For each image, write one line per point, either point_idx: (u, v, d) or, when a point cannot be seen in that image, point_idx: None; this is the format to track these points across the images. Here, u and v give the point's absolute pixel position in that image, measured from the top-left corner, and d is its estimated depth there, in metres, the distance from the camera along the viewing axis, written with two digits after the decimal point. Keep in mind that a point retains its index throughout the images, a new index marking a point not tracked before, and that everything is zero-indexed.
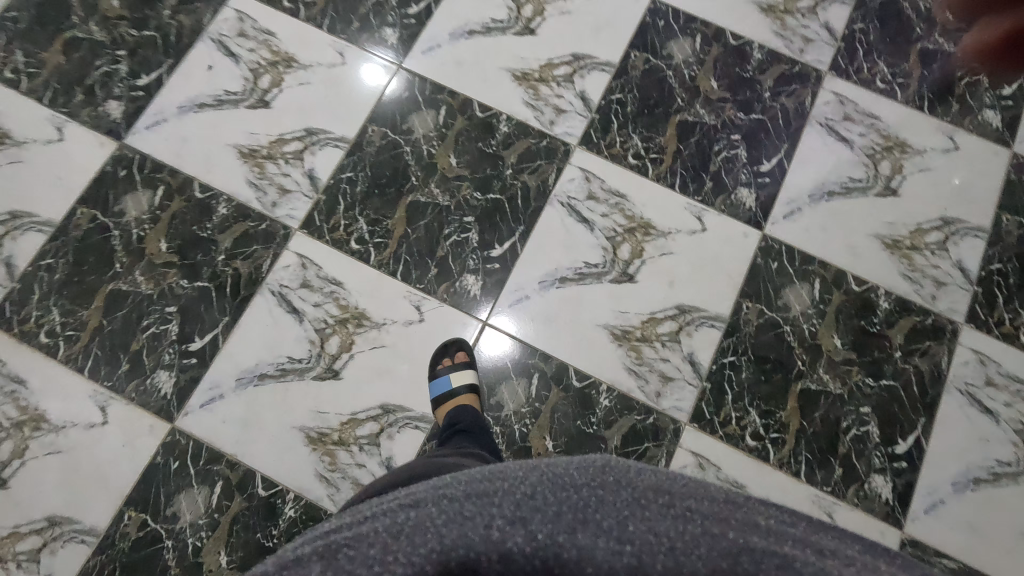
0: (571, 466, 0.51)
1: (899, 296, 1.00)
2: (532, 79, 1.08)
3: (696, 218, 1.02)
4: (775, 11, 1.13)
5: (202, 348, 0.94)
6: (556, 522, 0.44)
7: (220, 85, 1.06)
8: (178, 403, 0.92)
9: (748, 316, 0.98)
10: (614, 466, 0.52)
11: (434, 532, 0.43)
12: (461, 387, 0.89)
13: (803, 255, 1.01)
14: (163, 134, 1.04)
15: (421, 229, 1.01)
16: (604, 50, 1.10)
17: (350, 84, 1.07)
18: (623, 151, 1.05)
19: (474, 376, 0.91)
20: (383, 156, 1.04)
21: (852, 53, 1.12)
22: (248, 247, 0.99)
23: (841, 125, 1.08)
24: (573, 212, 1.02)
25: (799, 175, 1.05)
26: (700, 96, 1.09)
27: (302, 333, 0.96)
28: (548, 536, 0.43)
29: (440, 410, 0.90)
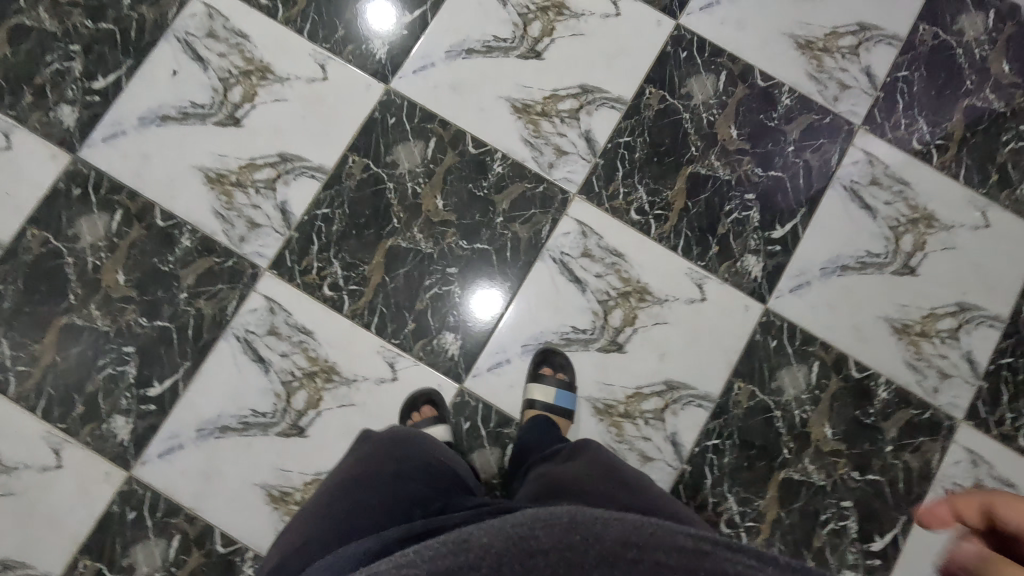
0: (535, 525, 0.48)
1: (900, 386, 0.94)
2: (533, 112, 0.98)
3: (695, 286, 0.95)
4: (812, 50, 1.02)
5: (161, 395, 0.90)
6: None
7: (187, 95, 0.96)
8: (135, 450, 0.88)
9: (739, 397, 0.93)
10: (580, 518, 0.49)
11: None
12: None
13: (804, 334, 0.95)
14: (121, 149, 0.94)
15: (400, 278, 0.94)
16: (616, 83, 0.99)
17: (331, 104, 0.96)
18: (625, 205, 0.97)
19: (444, 431, 0.87)
20: (363, 192, 0.95)
21: (890, 106, 1.01)
22: (212, 285, 0.92)
23: (866, 190, 0.99)
24: (566, 271, 0.95)
25: (813, 244, 0.97)
26: (717, 145, 0.99)
27: (268, 385, 0.91)
28: None
29: None
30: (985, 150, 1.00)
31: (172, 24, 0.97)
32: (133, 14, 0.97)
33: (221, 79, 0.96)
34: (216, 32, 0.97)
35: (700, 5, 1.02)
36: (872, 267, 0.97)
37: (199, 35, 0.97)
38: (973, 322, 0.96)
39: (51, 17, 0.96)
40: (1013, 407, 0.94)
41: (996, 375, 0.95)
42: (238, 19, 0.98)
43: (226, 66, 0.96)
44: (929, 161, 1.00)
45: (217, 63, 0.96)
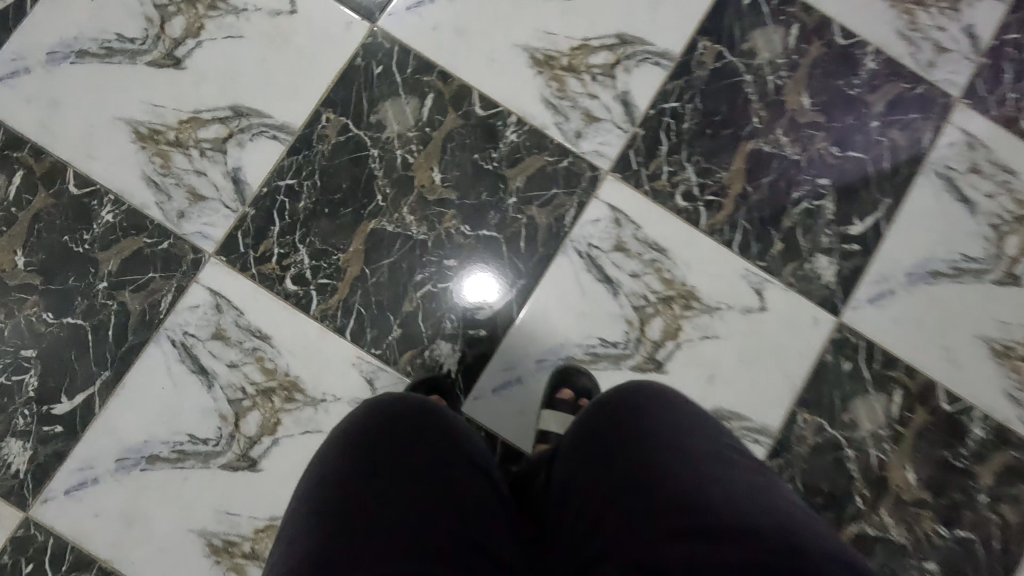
0: None
1: (998, 423, 0.77)
2: (557, 66, 0.77)
3: (753, 291, 0.76)
4: (903, 3, 0.82)
5: (69, 414, 0.69)
6: None
7: (111, 26, 0.74)
8: (35, 484, 0.68)
9: (803, 432, 0.75)
10: None
11: None
12: None
13: (884, 356, 0.77)
14: (24, 93, 0.72)
15: (384, 271, 0.74)
16: (662, 34, 0.79)
17: (300, 45, 0.75)
18: (670, 187, 0.77)
19: None
20: (340, 159, 0.74)
21: (996, 76, 0.82)
22: (141, 274, 0.71)
23: (963, 179, 0.80)
24: (593, 268, 0.75)
25: (898, 244, 0.78)
26: (785, 116, 0.79)
27: (211, 404, 0.71)
28: None
29: None
30: None
31: None
32: None
33: (157, 8, 0.75)
34: None
35: None
36: (969, 275, 0.79)
37: None
38: None
39: None
40: None
41: None
42: None
43: None
44: None
45: None
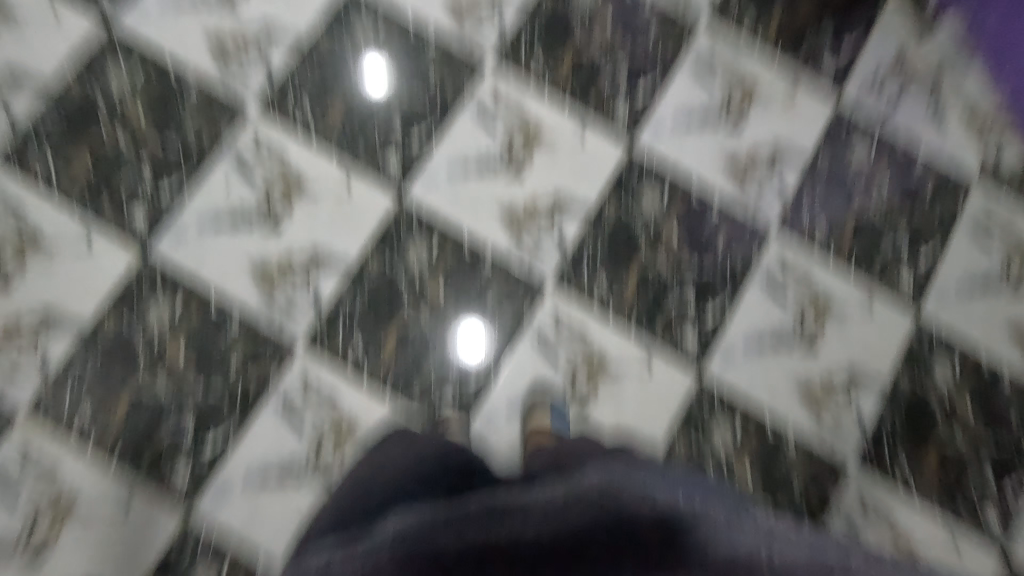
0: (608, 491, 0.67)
1: (804, 439, 1.20)
2: (516, 218, 1.23)
3: (645, 358, 1.20)
4: (737, 169, 1.29)
5: (214, 450, 1.11)
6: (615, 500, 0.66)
7: (237, 203, 1.18)
8: (193, 496, 1.09)
9: (678, 449, 1.18)
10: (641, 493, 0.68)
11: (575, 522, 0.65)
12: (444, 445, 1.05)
13: (730, 398, 1.20)
14: (182, 248, 1.16)
15: (409, 352, 1.17)
16: (583, 196, 1.25)
17: (354, 211, 1.20)
18: (590, 294, 1.21)
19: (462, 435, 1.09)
20: (380, 283, 1.18)
21: (797, 215, 1.29)
22: (257, 360, 1.14)
23: (778, 282, 1.26)
24: (542, 347, 1.19)
25: (736, 325, 1.23)
26: (662, 245, 1.25)
27: (302, 441, 1.12)
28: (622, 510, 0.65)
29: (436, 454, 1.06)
30: (871, 251, 1.28)
31: (225, 146, 1.19)
32: (194, 137, 1.19)
33: (265, 191, 1.19)
34: (261, 151, 1.20)
35: (649, 132, 1.28)
36: (783, 343, 1.23)
37: (246, 154, 1.20)
38: (861, 387, 1.23)
39: (125, 138, 1.18)
40: (891, 453, 1.21)
41: (877, 430, 1.22)
42: (279, 140, 1.21)
43: (270, 180, 1.19)
44: (828, 259, 1.27)
45: (262, 177, 1.19)
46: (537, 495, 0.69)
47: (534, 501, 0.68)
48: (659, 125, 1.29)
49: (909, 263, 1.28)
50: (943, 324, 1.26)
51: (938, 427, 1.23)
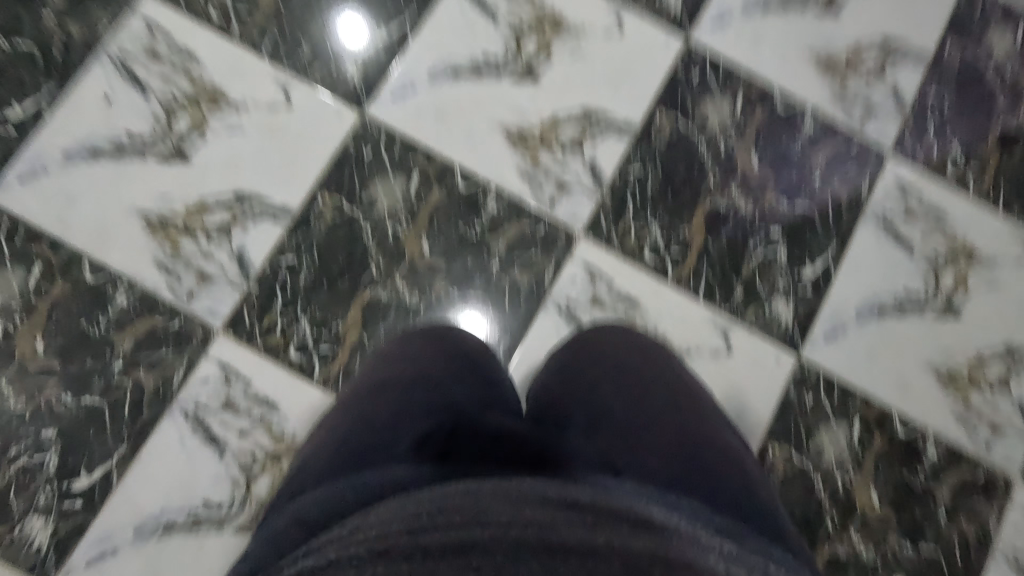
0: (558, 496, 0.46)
1: (949, 444, 0.84)
2: (530, 141, 0.86)
3: (720, 335, 0.84)
4: (835, 69, 0.92)
5: (88, 487, 0.73)
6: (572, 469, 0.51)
7: (122, 125, 0.81)
8: (56, 559, 0.72)
9: (773, 463, 0.82)
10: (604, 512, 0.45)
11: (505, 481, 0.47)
12: None
13: (843, 388, 0.84)
14: (40, 190, 0.79)
15: (380, 337, 0.80)
16: (623, 108, 0.88)
17: (296, 135, 0.83)
18: (638, 245, 0.85)
19: None
20: (335, 236, 0.81)
21: (921, 130, 0.92)
22: (154, 352, 0.77)
23: (901, 224, 0.89)
24: (572, 322, 0.82)
25: (847, 285, 0.87)
26: (737, 175, 0.88)
27: (223, 471, 0.75)
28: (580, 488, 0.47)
29: None
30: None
31: (104, 43, 0.82)
32: (56, 30, 0.82)
33: (164, 106, 0.82)
34: (157, 51, 0.83)
35: (712, 20, 0.91)
36: (912, 310, 0.87)
37: (137, 54, 0.83)
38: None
39: None
40: None
41: None
42: (183, 35, 0.84)
43: (170, 91, 0.82)
44: (966, 190, 0.91)
45: (159, 87, 0.82)
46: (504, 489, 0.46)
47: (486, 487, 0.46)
48: (725, 11, 0.92)
49: None
50: None
51: None
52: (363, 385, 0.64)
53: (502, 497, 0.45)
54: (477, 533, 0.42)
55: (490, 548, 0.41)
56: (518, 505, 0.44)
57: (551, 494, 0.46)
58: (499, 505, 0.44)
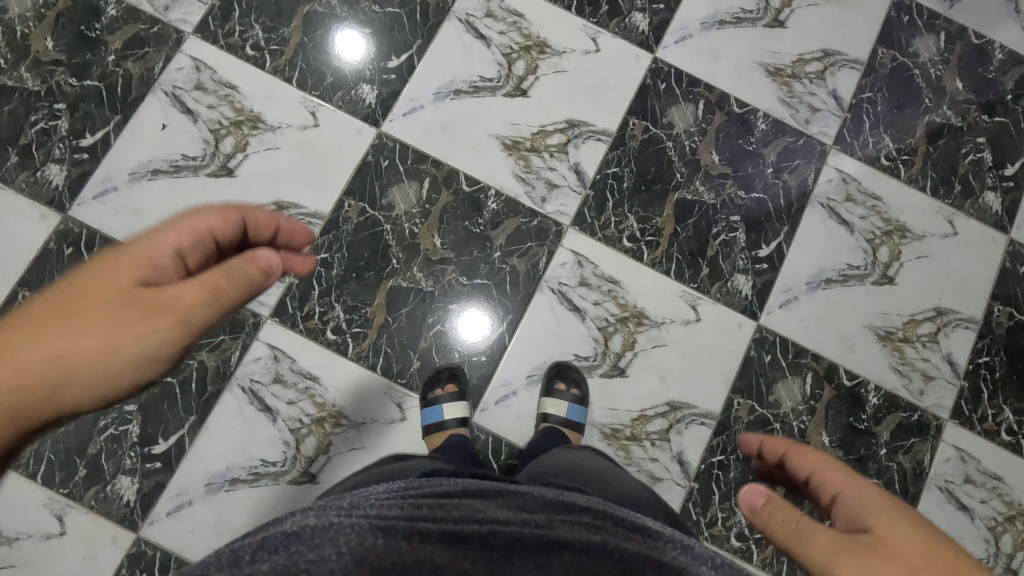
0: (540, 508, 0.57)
1: (888, 391, 0.99)
2: (522, 148, 1.01)
3: (690, 307, 0.99)
4: (782, 76, 1.07)
5: (166, 451, 0.88)
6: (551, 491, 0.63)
7: (177, 148, 0.96)
8: (142, 511, 0.87)
9: (739, 413, 0.96)
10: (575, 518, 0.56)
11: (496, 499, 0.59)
12: (451, 421, 0.88)
13: (796, 348, 0.99)
14: (111, 205, 0.93)
15: (402, 318, 0.94)
16: (601, 117, 1.03)
17: (323, 151, 0.98)
18: (618, 233, 1.00)
19: (466, 410, 0.90)
20: (361, 235, 0.96)
21: (858, 126, 1.07)
22: (214, 337, 0.91)
23: (842, 206, 1.04)
24: (564, 300, 0.97)
25: (797, 260, 1.02)
26: (700, 171, 1.03)
27: (276, 434, 0.90)
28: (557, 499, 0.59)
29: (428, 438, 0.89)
30: (948, 163, 1.07)
31: (159, 79, 0.97)
32: (118, 70, 0.97)
33: (211, 130, 0.97)
34: (203, 84, 0.98)
35: (674, 38, 1.06)
36: (854, 280, 1.02)
37: (187, 88, 0.97)
38: (950, 325, 1.02)
39: (33, 75, 0.96)
40: (994, 403, 1.00)
41: (974, 374, 1.01)
42: (225, 70, 0.99)
43: (216, 118, 0.97)
44: (898, 175, 1.06)
45: (206, 114, 0.97)
46: (497, 505, 0.58)
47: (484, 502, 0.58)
48: (686, 29, 1.07)
49: (994, 174, 1.07)
50: None
51: None
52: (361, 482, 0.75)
53: (504, 508, 0.57)
54: (472, 528, 0.53)
55: (482, 543, 0.52)
56: (517, 513, 0.56)
57: (544, 505, 0.58)
58: (499, 511, 0.57)
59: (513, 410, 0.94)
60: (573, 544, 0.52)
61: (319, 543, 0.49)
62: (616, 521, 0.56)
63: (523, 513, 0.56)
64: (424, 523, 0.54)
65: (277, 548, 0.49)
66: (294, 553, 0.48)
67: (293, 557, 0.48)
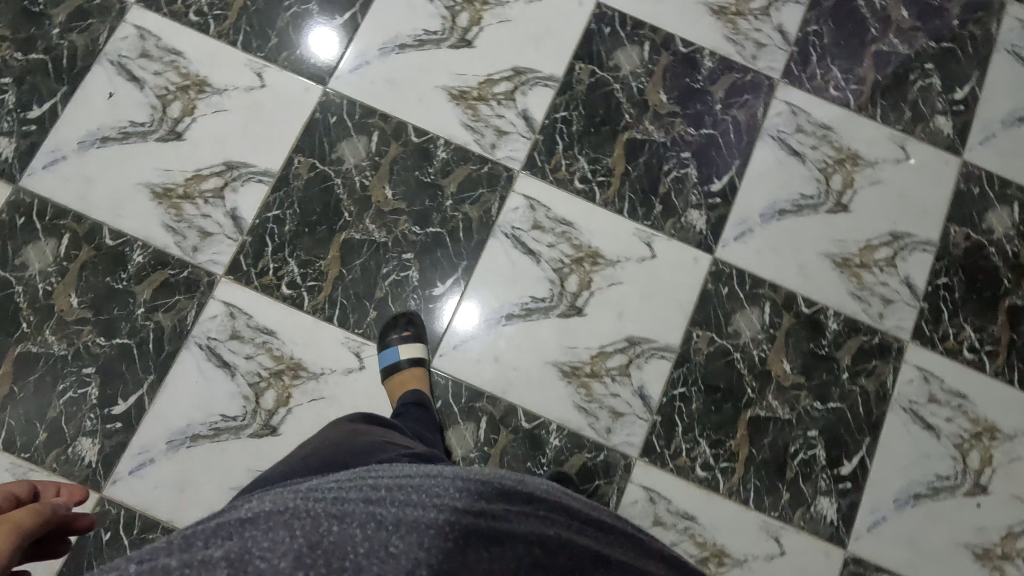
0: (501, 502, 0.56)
1: (848, 317, 0.99)
2: (470, 98, 1.01)
3: (644, 245, 0.99)
4: (727, 14, 1.08)
5: (126, 411, 0.89)
6: (512, 479, 0.61)
7: (124, 115, 0.97)
8: (104, 471, 0.87)
9: (698, 345, 0.96)
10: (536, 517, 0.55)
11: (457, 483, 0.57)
12: (405, 360, 0.89)
13: (752, 279, 0.99)
14: (62, 174, 0.94)
15: (357, 270, 0.95)
16: (547, 63, 1.03)
17: (271, 110, 0.99)
18: (569, 175, 1.00)
19: (421, 350, 0.91)
20: (312, 190, 0.97)
21: (804, 58, 1.07)
22: (169, 298, 0.92)
23: (792, 138, 1.04)
24: (518, 244, 0.98)
25: (750, 193, 1.02)
26: (649, 111, 1.03)
27: (235, 388, 0.90)
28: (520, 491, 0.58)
29: (384, 382, 0.90)
30: (897, 90, 1.07)
31: (103, 49, 0.98)
32: (63, 42, 0.98)
33: (158, 96, 0.97)
34: (148, 51, 0.99)
35: None
36: (808, 209, 1.02)
37: (132, 56, 0.98)
38: (908, 249, 1.02)
39: None
40: (955, 323, 1.00)
41: (934, 296, 1.00)
42: (169, 36, 0.99)
43: (163, 83, 0.98)
44: (847, 105, 1.06)
45: (152, 81, 0.98)
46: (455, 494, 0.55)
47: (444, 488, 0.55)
48: None
49: (944, 99, 1.07)
50: (993, 167, 1.05)
51: (1004, 287, 1.01)
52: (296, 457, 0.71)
53: (462, 491, 0.55)
54: (430, 514, 0.51)
55: (438, 529, 0.50)
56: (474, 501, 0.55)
57: (501, 494, 0.57)
58: (457, 495, 0.54)
59: (473, 355, 0.94)
60: (528, 537, 0.52)
61: (272, 528, 0.47)
62: (563, 518, 0.56)
63: (480, 501, 0.55)
64: (382, 506, 0.51)
65: (228, 532, 0.47)
66: (247, 538, 0.46)
67: (244, 542, 0.46)
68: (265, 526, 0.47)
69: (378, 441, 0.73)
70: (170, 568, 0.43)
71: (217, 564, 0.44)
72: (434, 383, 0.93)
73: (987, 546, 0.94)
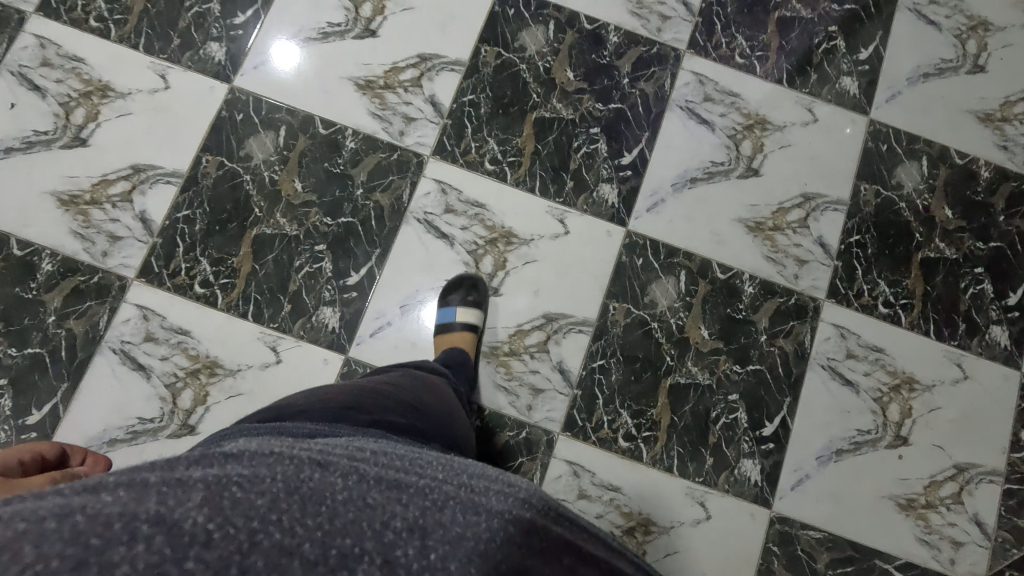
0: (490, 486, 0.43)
1: (764, 280, 1.00)
2: (376, 87, 1.02)
3: (558, 222, 0.99)
4: None
5: (40, 421, 0.88)
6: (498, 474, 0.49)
7: (27, 124, 0.96)
8: None
9: (615, 317, 0.97)
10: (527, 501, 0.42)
11: (441, 469, 0.45)
12: (459, 323, 0.91)
13: (667, 248, 1.00)
14: None
15: (269, 265, 0.95)
16: (452, 47, 1.04)
17: (178, 111, 0.99)
18: (479, 158, 1.01)
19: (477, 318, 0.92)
20: (221, 188, 0.97)
21: (710, 29, 1.08)
22: (80, 304, 0.92)
23: (701, 107, 1.05)
24: (431, 229, 0.98)
25: (660, 164, 1.03)
26: (556, 89, 1.04)
27: (152, 390, 0.90)
28: (503, 481, 0.46)
29: (438, 341, 0.93)
30: (803, 54, 1.08)
31: (3, 60, 0.98)
32: None
33: (61, 104, 0.97)
34: (49, 60, 0.98)
35: None
36: (719, 176, 1.03)
37: (32, 65, 0.98)
38: (819, 210, 1.03)
39: None
40: (869, 279, 1.01)
41: (847, 254, 1.02)
42: (70, 44, 0.99)
43: (65, 91, 0.98)
44: (754, 72, 1.07)
45: (54, 89, 0.98)
46: (430, 471, 0.43)
47: (421, 466, 0.44)
48: None
49: (849, 59, 1.08)
50: (900, 124, 1.06)
51: (916, 241, 1.02)
52: (294, 399, 0.62)
53: (444, 472, 0.44)
54: (413, 479, 0.39)
55: (418, 491, 0.37)
56: (453, 479, 0.43)
57: (487, 480, 0.45)
58: (434, 471, 0.42)
59: (396, 342, 0.95)
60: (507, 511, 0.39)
61: (253, 466, 0.36)
62: (549, 505, 0.44)
63: (462, 478, 0.43)
64: (362, 465, 0.40)
65: (208, 460, 0.37)
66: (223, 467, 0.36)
67: (223, 470, 0.35)
68: (249, 464, 0.36)
69: (389, 393, 0.65)
70: (148, 482, 0.32)
71: (193, 483, 0.32)
72: (351, 373, 0.93)
73: (910, 497, 0.95)
